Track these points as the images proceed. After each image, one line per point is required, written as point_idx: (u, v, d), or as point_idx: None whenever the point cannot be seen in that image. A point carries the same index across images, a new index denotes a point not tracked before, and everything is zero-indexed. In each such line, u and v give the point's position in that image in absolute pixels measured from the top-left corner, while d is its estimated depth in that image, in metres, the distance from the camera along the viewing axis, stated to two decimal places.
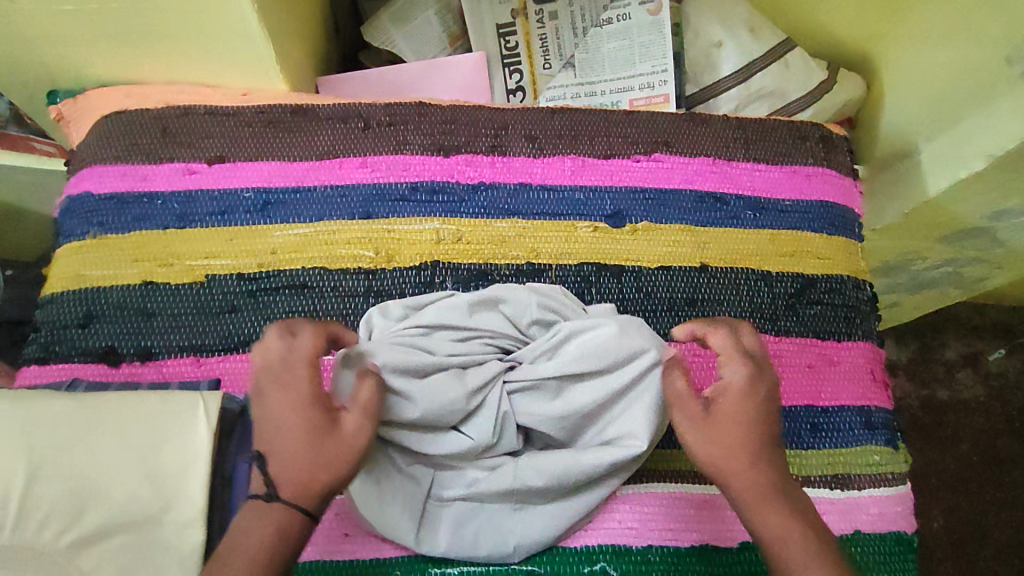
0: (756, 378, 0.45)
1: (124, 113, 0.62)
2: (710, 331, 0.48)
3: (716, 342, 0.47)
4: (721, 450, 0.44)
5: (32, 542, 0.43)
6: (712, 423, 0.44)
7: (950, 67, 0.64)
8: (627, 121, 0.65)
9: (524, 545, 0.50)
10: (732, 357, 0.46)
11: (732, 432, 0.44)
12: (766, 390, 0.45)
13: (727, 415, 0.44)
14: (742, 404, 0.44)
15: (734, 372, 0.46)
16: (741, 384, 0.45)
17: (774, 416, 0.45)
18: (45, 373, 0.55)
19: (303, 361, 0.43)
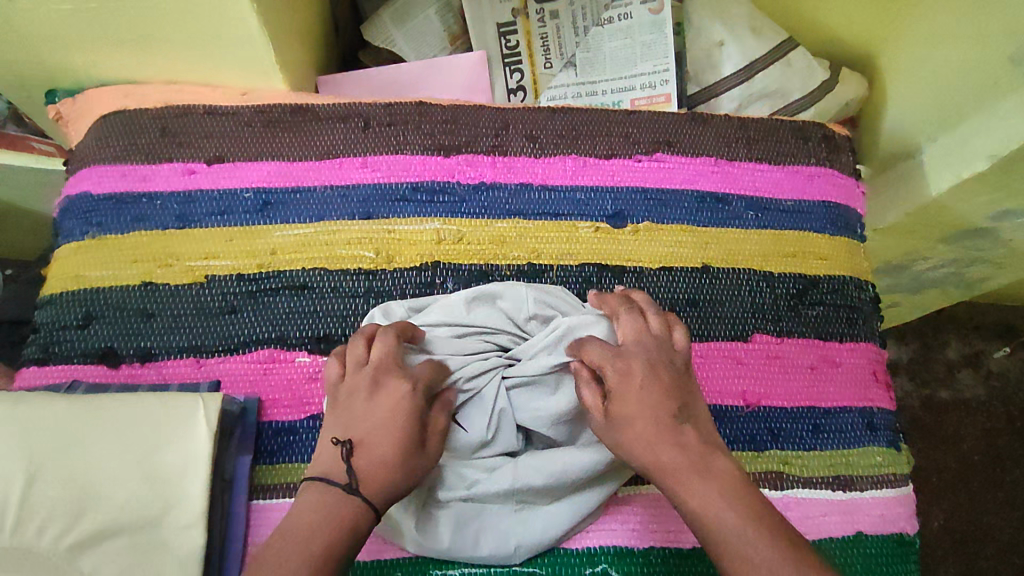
0: (627, 371, 0.46)
1: (123, 113, 0.62)
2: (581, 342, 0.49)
3: (589, 350, 0.48)
4: (639, 453, 0.44)
5: (34, 544, 0.43)
6: (615, 430, 0.45)
7: (953, 66, 0.64)
8: (629, 120, 0.65)
9: (524, 546, 0.50)
10: (604, 359, 0.47)
11: (633, 433, 0.44)
12: (639, 378, 0.45)
13: (622, 419, 0.45)
14: (629, 403, 0.45)
15: (610, 376, 0.46)
16: (617, 383, 0.46)
17: (662, 401, 0.45)
18: (44, 374, 0.55)
19: (421, 379, 0.47)
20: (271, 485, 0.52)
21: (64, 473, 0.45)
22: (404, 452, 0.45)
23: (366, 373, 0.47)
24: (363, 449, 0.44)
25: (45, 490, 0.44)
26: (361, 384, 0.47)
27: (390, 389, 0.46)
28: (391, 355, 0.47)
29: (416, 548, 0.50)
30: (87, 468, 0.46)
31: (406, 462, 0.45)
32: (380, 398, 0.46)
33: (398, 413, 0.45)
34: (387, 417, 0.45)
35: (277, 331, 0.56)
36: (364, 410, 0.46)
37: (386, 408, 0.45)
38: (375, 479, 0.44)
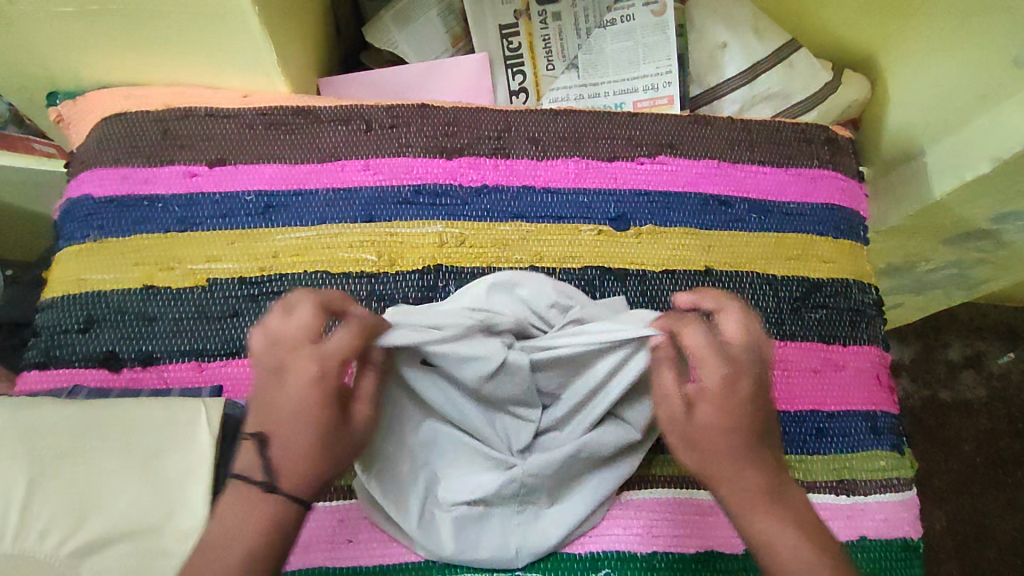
0: (733, 381, 0.42)
1: (124, 115, 0.61)
2: (684, 331, 0.44)
3: (690, 339, 0.43)
4: (710, 458, 0.42)
5: (33, 552, 0.43)
6: (696, 431, 0.42)
7: (957, 67, 0.63)
8: (632, 122, 0.64)
9: (526, 549, 0.50)
10: (708, 357, 0.42)
11: (715, 439, 0.42)
12: (743, 392, 0.42)
13: (706, 422, 0.42)
14: (719, 409, 0.42)
15: (710, 375, 0.42)
16: (717, 387, 0.42)
17: (759, 416, 0.42)
18: (46, 379, 0.55)
19: (335, 357, 0.41)
20: None
21: (67, 478, 0.45)
22: (326, 437, 0.41)
23: (271, 353, 0.41)
24: (280, 436, 0.40)
25: (46, 496, 0.44)
26: (269, 364, 0.41)
27: (304, 369, 0.40)
28: (306, 329, 0.41)
29: (417, 547, 0.50)
30: (90, 472, 0.45)
31: (329, 447, 0.41)
32: (288, 380, 0.40)
33: (311, 397, 0.40)
34: (303, 400, 0.40)
35: None
36: (274, 394, 0.41)
37: (298, 391, 0.40)
38: (297, 472, 0.40)
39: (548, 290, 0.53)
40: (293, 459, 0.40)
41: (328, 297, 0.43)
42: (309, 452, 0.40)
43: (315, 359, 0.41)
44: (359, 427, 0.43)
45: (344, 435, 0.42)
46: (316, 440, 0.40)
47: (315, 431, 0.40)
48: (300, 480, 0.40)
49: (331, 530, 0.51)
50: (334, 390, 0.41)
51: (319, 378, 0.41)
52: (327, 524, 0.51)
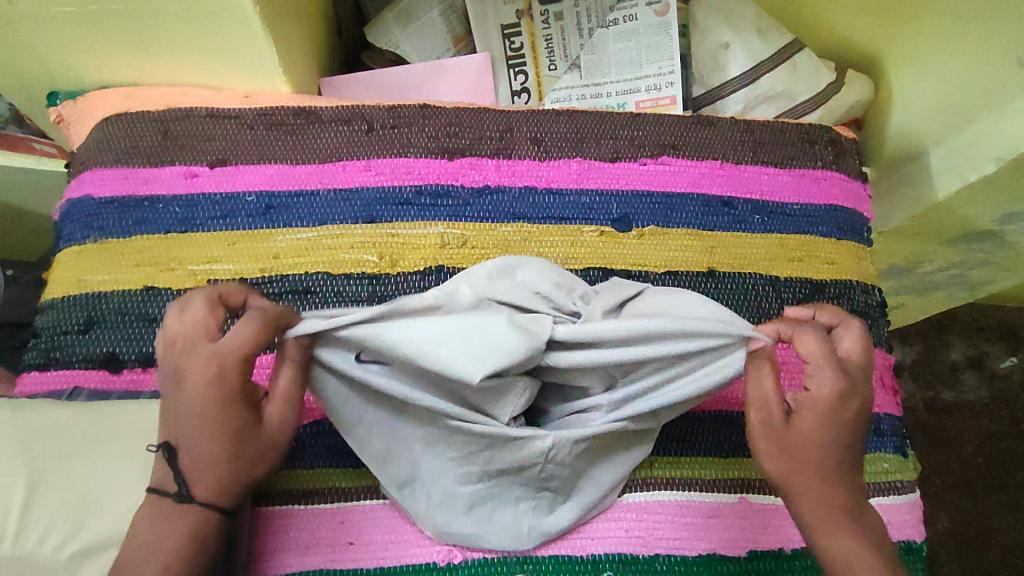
0: (846, 393, 0.40)
1: (125, 115, 0.61)
2: (799, 337, 0.41)
3: (806, 347, 0.40)
4: (798, 470, 0.41)
5: (31, 554, 0.42)
6: (790, 440, 0.41)
7: (960, 68, 0.63)
8: (634, 123, 0.64)
9: (536, 530, 0.50)
10: (827, 367, 0.40)
11: (811, 449, 0.41)
12: (857, 402, 0.40)
13: (805, 431, 0.41)
14: (825, 418, 0.40)
15: (823, 384, 0.40)
16: (830, 398, 0.40)
17: (858, 432, 0.41)
18: (47, 380, 0.54)
19: (230, 350, 0.39)
20: (272, 492, 0.51)
21: (66, 482, 0.45)
22: (234, 437, 0.39)
23: (169, 352, 0.39)
24: (187, 443, 0.39)
25: (45, 498, 0.44)
26: (168, 364, 0.39)
27: (200, 368, 0.38)
28: (198, 323, 0.39)
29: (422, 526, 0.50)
30: (89, 474, 0.45)
31: (239, 446, 0.39)
32: (187, 379, 0.38)
33: (210, 394, 0.38)
34: (204, 399, 0.38)
35: None
36: (174, 396, 0.39)
37: (197, 388, 0.38)
38: (213, 474, 0.39)
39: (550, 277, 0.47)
40: (202, 461, 0.39)
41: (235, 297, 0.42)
42: (217, 452, 0.39)
43: (214, 356, 0.38)
44: (275, 423, 0.41)
45: (259, 435, 0.40)
46: (222, 440, 0.39)
47: (220, 431, 0.39)
48: (215, 480, 0.39)
49: (332, 532, 0.51)
50: (239, 388, 0.39)
51: (222, 374, 0.38)
52: (329, 526, 0.51)
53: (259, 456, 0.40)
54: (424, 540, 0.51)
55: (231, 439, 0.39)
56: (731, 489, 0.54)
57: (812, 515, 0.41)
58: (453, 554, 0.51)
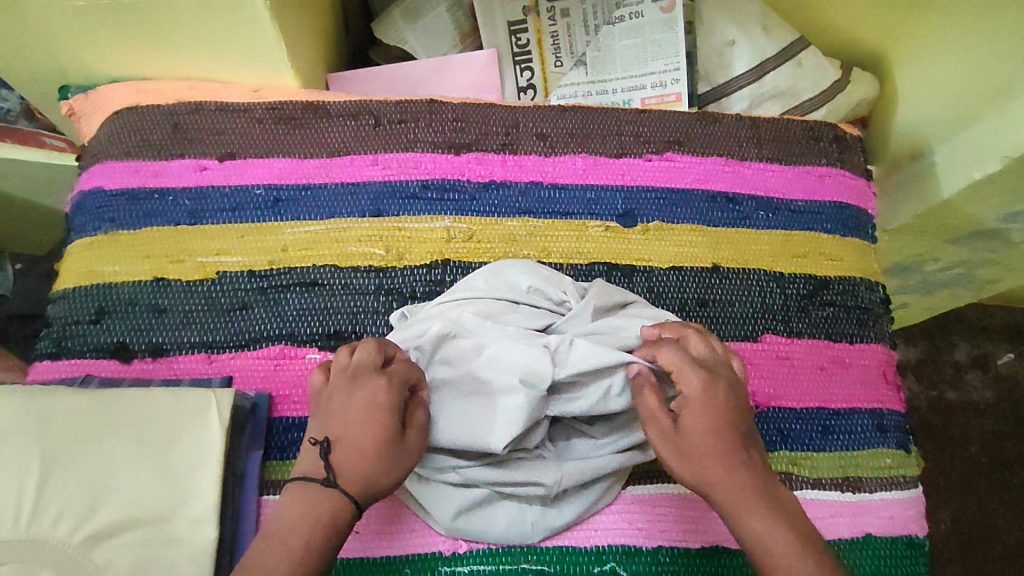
0: (711, 381, 0.46)
1: (136, 109, 0.62)
2: (657, 351, 0.48)
3: (666, 357, 0.47)
4: (701, 463, 0.44)
5: (48, 536, 0.44)
6: (683, 437, 0.45)
7: (966, 67, 0.63)
8: (640, 119, 0.64)
9: (540, 528, 0.51)
10: (684, 367, 0.46)
11: (701, 442, 0.44)
12: (724, 393, 0.45)
13: (691, 425, 0.45)
14: (700, 411, 0.45)
15: (689, 383, 0.46)
16: (698, 393, 0.45)
17: (738, 417, 0.45)
18: (57, 368, 0.55)
19: (397, 376, 0.46)
20: (281, 481, 0.52)
21: (77, 468, 0.46)
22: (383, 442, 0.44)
23: (344, 374, 0.46)
24: (346, 444, 0.44)
25: (59, 483, 0.45)
26: (340, 382, 0.46)
27: (368, 381, 0.45)
28: (369, 356, 0.46)
29: (427, 516, 0.51)
30: (101, 461, 0.46)
31: (385, 451, 0.44)
32: (359, 393, 0.45)
33: (373, 401, 0.44)
34: (369, 405, 0.44)
35: (287, 328, 0.56)
36: (343, 410, 0.45)
37: (363, 395, 0.45)
38: (358, 468, 0.43)
39: (536, 274, 0.54)
40: (350, 454, 0.43)
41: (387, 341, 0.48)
42: (369, 451, 0.43)
43: (385, 376, 0.45)
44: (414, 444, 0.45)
45: (398, 453, 0.44)
46: (376, 442, 0.43)
47: (378, 432, 0.44)
48: (358, 476, 0.43)
49: None
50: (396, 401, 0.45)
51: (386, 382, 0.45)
52: None
53: (396, 465, 0.44)
54: (431, 530, 0.51)
55: (381, 442, 0.43)
56: None
57: (735, 507, 0.43)
58: (459, 544, 0.51)
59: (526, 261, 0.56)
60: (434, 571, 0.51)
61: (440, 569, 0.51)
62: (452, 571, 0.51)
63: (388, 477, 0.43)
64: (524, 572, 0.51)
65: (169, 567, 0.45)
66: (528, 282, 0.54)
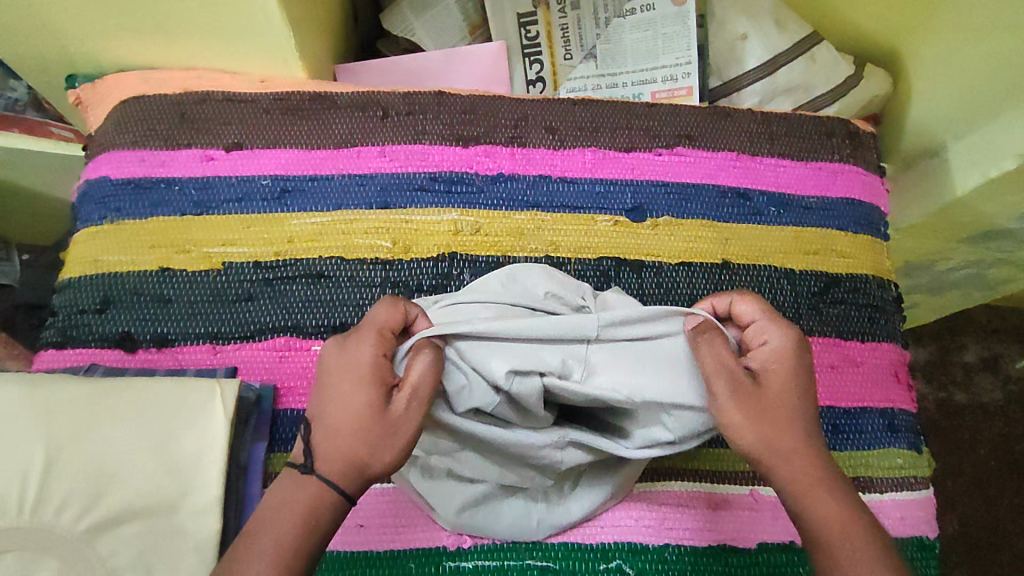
0: (799, 343, 0.44)
1: (143, 98, 0.62)
2: (741, 299, 0.45)
3: (748, 309, 0.45)
4: (773, 430, 0.42)
5: (51, 525, 0.44)
6: (764, 396, 0.42)
7: (982, 65, 0.62)
8: (649, 113, 0.63)
9: (545, 525, 0.50)
10: (766, 323, 0.44)
11: (776, 406, 0.42)
12: (807, 355, 0.44)
13: (769, 387, 0.42)
14: (784, 372, 0.43)
15: (775, 339, 0.43)
16: (782, 354, 0.43)
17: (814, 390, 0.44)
18: (61, 357, 0.55)
19: (373, 331, 0.42)
20: None
21: (81, 457, 0.45)
22: (366, 416, 0.40)
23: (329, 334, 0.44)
24: (328, 414, 0.41)
25: (62, 472, 0.45)
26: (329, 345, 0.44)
27: (346, 349, 0.42)
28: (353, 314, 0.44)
29: (432, 511, 0.50)
30: (104, 450, 0.46)
31: (369, 425, 0.40)
32: (336, 355, 0.42)
33: (354, 372, 0.41)
34: (354, 372, 0.41)
35: (293, 320, 0.55)
36: (324, 374, 0.42)
37: (343, 366, 0.42)
38: (340, 447, 0.40)
39: (553, 280, 0.52)
40: (334, 431, 0.40)
41: (412, 303, 0.45)
42: (351, 428, 0.40)
43: (361, 335, 0.42)
44: (403, 407, 0.40)
45: (383, 421, 0.40)
46: (356, 417, 0.40)
47: (362, 403, 0.40)
48: (343, 455, 0.40)
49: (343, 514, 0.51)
50: (377, 367, 0.41)
51: (368, 347, 0.42)
52: None
53: (384, 438, 0.40)
54: (436, 525, 0.51)
55: (363, 418, 0.40)
56: (742, 482, 0.54)
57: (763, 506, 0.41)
58: (463, 539, 0.51)
59: (544, 268, 0.54)
60: (438, 565, 0.50)
61: (445, 564, 0.50)
62: (457, 566, 0.50)
63: (373, 451, 0.40)
64: (529, 568, 0.51)
65: (172, 558, 0.45)
66: (545, 286, 0.52)
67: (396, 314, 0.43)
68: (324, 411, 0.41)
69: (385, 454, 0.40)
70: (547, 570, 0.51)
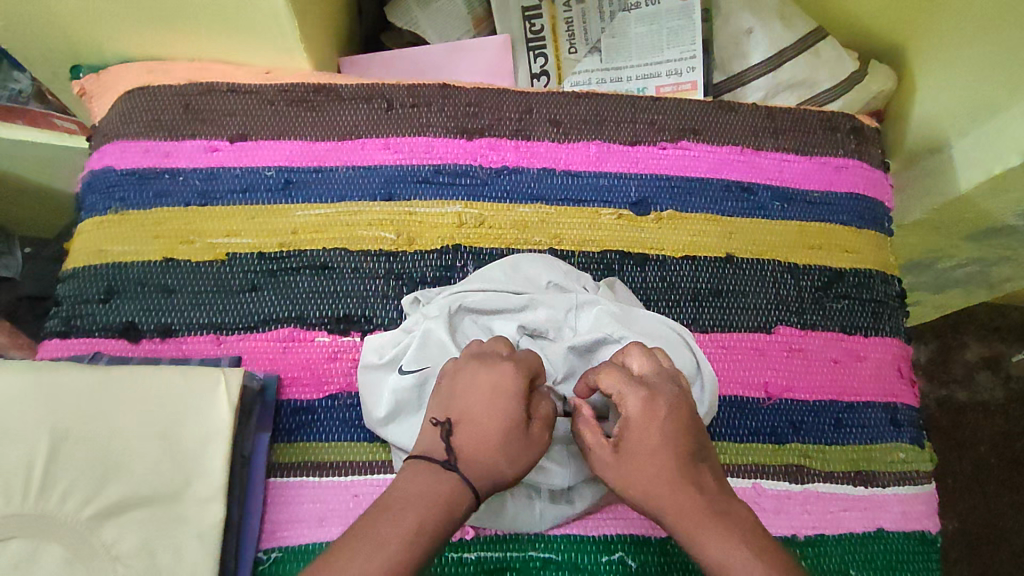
0: (650, 402, 0.43)
1: (148, 89, 0.62)
2: (601, 374, 0.46)
3: (608, 382, 0.45)
4: (644, 484, 0.42)
5: (56, 512, 0.44)
6: (622, 461, 0.43)
7: (986, 62, 0.62)
8: (654, 107, 0.63)
9: (547, 519, 0.50)
10: (621, 392, 0.44)
11: (644, 463, 0.42)
12: (664, 410, 0.43)
13: (634, 448, 0.43)
14: (643, 433, 0.43)
15: (628, 406, 0.44)
16: (640, 414, 0.43)
17: (683, 435, 0.43)
18: (65, 346, 0.55)
19: (527, 363, 0.46)
20: (288, 464, 0.52)
21: (86, 445, 0.45)
22: (511, 435, 0.42)
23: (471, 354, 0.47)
24: (465, 431, 0.43)
25: (67, 460, 0.45)
26: (469, 360, 0.46)
27: (499, 366, 0.44)
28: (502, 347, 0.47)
29: None
30: (108, 439, 0.46)
31: (511, 444, 0.42)
32: (484, 374, 0.44)
33: (506, 390, 0.43)
34: (501, 393, 0.43)
35: (296, 311, 0.56)
36: (468, 394, 0.44)
37: (494, 387, 0.44)
38: (483, 460, 0.42)
39: (555, 270, 0.54)
40: (477, 448, 0.42)
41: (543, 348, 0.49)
42: (495, 442, 0.42)
43: (514, 360, 0.45)
44: (539, 435, 0.44)
45: (525, 442, 0.43)
46: (503, 435, 0.42)
47: (511, 422, 0.43)
48: (478, 465, 0.41)
49: (347, 504, 0.51)
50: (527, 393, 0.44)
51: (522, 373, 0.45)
52: (344, 499, 0.51)
53: (518, 458, 0.42)
54: None
55: (510, 436, 0.42)
56: (744, 475, 0.54)
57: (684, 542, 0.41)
58: (466, 530, 0.51)
59: (543, 257, 0.55)
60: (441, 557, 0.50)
61: (447, 555, 0.50)
62: (459, 557, 0.50)
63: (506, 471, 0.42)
64: (531, 559, 0.51)
65: (176, 547, 0.45)
66: (546, 277, 0.54)
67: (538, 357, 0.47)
68: (462, 427, 0.43)
69: (511, 474, 0.42)
70: (550, 562, 0.51)
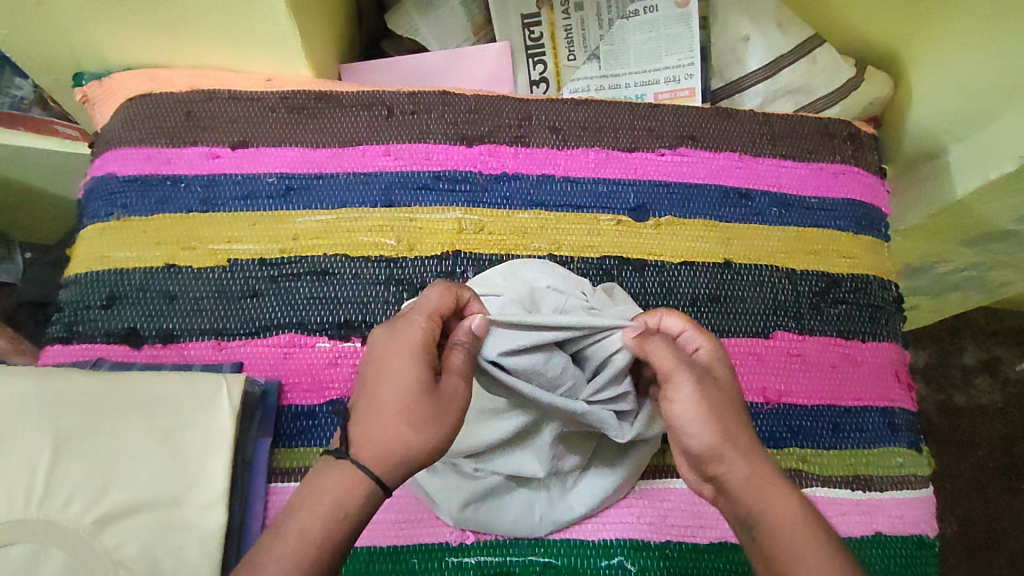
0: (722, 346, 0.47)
1: (150, 97, 0.62)
2: (667, 315, 0.48)
3: (674, 321, 0.47)
4: (727, 423, 0.42)
5: (58, 517, 0.44)
6: (711, 388, 0.43)
7: (981, 69, 0.62)
8: (652, 113, 0.64)
9: (547, 519, 0.51)
10: (693, 331, 0.47)
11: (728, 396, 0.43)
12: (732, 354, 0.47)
13: (721, 378, 0.44)
14: (723, 369, 0.45)
15: (704, 343, 0.46)
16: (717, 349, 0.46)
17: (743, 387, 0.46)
18: (68, 352, 0.55)
19: (425, 312, 0.44)
20: (289, 469, 0.52)
21: (88, 452, 0.46)
22: (414, 398, 0.41)
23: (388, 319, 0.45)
24: (371, 401, 0.42)
25: (69, 465, 0.45)
26: (383, 327, 0.45)
27: (403, 328, 0.43)
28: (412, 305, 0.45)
29: (434, 507, 0.51)
30: (110, 445, 0.46)
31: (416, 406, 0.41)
32: (383, 339, 0.44)
33: (410, 347, 0.42)
34: (401, 355, 0.42)
35: (298, 317, 0.56)
36: (375, 361, 0.43)
37: (395, 351, 0.43)
38: (382, 429, 0.40)
39: (553, 275, 0.54)
40: (375, 418, 0.41)
41: (462, 286, 0.47)
42: (397, 405, 0.41)
43: (412, 316, 0.44)
44: (450, 388, 0.42)
45: (432, 402, 0.41)
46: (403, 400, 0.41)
47: (413, 383, 0.41)
48: (379, 438, 0.40)
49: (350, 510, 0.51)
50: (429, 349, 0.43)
51: (420, 328, 0.43)
52: None
53: (422, 422, 0.40)
54: (438, 520, 0.51)
55: (415, 399, 0.41)
56: None
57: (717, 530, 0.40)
58: (466, 535, 0.51)
59: (541, 261, 0.55)
60: (441, 562, 0.50)
61: (447, 560, 0.51)
62: (459, 562, 0.51)
63: (415, 439, 0.40)
64: (531, 564, 0.51)
65: (180, 553, 0.45)
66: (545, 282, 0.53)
67: (450, 298, 0.45)
68: (368, 397, 0.42)
69: (425, 440, 0.40)
70: (549, 566, 0.51)
